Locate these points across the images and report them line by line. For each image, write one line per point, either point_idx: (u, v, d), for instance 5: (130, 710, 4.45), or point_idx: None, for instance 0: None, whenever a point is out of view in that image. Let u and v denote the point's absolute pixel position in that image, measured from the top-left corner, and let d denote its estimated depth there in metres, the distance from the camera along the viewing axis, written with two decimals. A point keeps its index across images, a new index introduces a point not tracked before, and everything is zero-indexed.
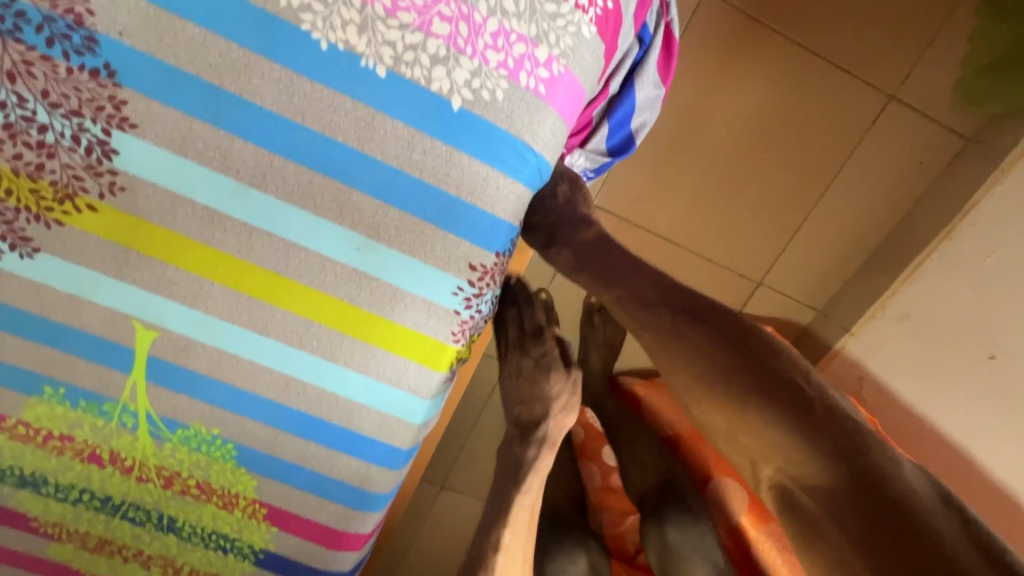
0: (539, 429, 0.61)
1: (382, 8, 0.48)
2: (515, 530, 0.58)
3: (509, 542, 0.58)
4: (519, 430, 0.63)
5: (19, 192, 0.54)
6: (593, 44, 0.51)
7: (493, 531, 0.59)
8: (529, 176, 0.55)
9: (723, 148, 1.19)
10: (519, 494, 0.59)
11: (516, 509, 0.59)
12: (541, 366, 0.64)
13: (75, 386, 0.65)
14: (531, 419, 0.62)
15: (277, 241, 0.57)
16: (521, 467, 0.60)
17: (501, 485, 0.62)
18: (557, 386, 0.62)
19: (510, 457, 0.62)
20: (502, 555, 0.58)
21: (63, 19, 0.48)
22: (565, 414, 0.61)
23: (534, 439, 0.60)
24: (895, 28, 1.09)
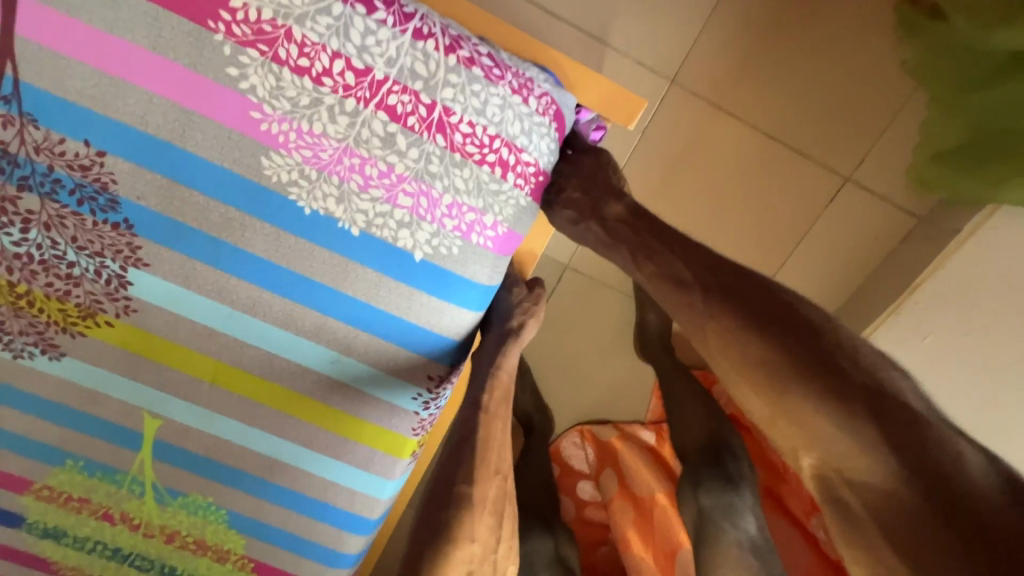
0: (508, 320, 0.69)
1: (357, 185, 0.57)
2: (495, 389, 0.65)
3: (490, 405, 0.64)
4: (497, 325, 0.70)
5: (49, 310, 0.65)
6: (530, 209, 0.62)
7: (473, 402, 0.64)
8: (480, 306, 0.66)
9: (691, 219, 1.27)
10: (493, 366, 0.66)
11: (494, 376, 0.65)
12: (511, 284, 0.74)
13: (93, 459, 0.76)
14: (502, 316, 0.70)
15: (265, 353, 0.67)
16: (496, 347, 0.67)
17: (478, 362, 0.68)
18: (522, 293, 0.72)
19: (495, 340, 0.68)
20: (484, 416, 0.64)
21: (91, 185, 0.58)
22: (529, 315, 0.69)
23: (509, 328, 0.68)
24: (848, 119, 1.17)
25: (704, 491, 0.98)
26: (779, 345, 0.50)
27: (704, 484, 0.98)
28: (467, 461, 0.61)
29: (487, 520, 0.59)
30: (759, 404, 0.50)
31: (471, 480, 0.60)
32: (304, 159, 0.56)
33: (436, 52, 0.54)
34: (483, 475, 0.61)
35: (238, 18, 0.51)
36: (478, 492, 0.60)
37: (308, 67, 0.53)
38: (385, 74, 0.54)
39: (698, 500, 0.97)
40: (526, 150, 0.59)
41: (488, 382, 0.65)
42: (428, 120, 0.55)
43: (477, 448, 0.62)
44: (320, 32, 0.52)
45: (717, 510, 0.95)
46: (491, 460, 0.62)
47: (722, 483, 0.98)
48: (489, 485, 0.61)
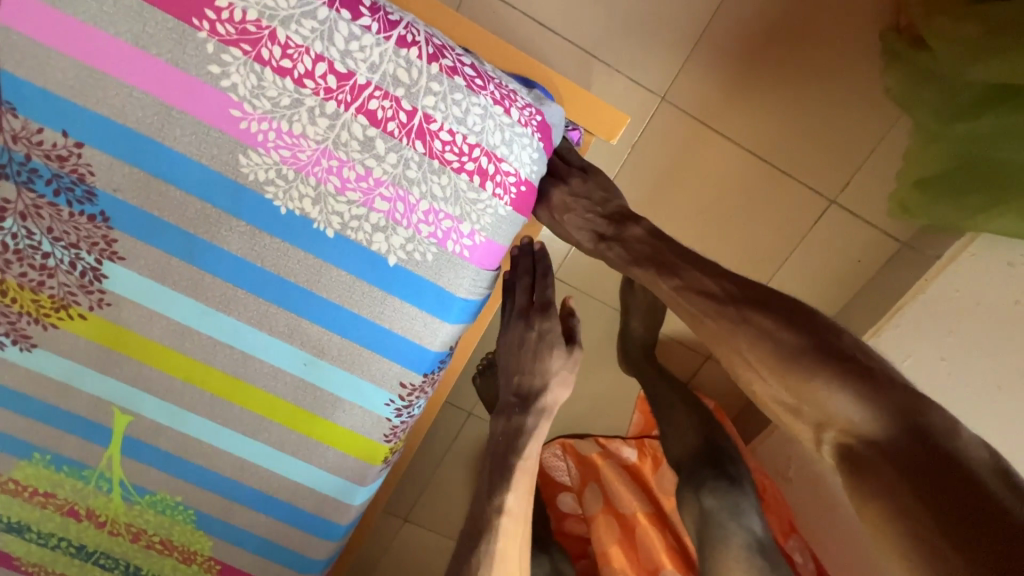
0: (540, 399, 0.68)
1: (334, 187, 0.58)
2: (519, 489, 0.69)
3: (514, 504, 0.69)
4: (523, 399, 0.69)
5: (22, 300, 0.64)
6: (509, 218, 0.62)
7: (497, 498, 0.69)
8: (455, 314, 0.66)
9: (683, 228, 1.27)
10: (524, 455, 0.68)
11: (519, 469, 0.68)
12: (545, 342, 0.68)
13: (60, 454, 0.75)
14: (534, 388, 0.69)
15: (237, 352, 0.67)
16: (523, 431, 0.69)
17: (505, 441, 0.70)
18: (558, 360, 0.68)
19: (514, 430, 0.69)
20: (506, 517, 0.68)
21: (68, 176, 0.58)
22: (562, 387, 0.68)
23: (536, 408, 0.68)
24: (834, 144, 1.18)
25: (706, 491, 1.02)
26: (810, 349, 0.49)
27: (706, 486, 1.02)
28: (485, 563, 0.68)
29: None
30: (797, 409, 0.49)
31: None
32: (282, 159, 0.57)
33: (420, 60, 0.55)
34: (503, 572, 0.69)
35: (223, 17, 0.52)
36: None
37: (290, 68, 0.53)
38: (368, 79, 0.54)
39: (701, 502, 1.01)
40: (507, 160, 0.59)
41: (513, 475, 0.68)
42: (408, 127, 0.56)
43: (498, 552, 0.68)
44: (304, 35, 0.52)
45: (720, 510, 0.99)
46: (512, 556, 0.70)
47: (725, 483, 1.02)
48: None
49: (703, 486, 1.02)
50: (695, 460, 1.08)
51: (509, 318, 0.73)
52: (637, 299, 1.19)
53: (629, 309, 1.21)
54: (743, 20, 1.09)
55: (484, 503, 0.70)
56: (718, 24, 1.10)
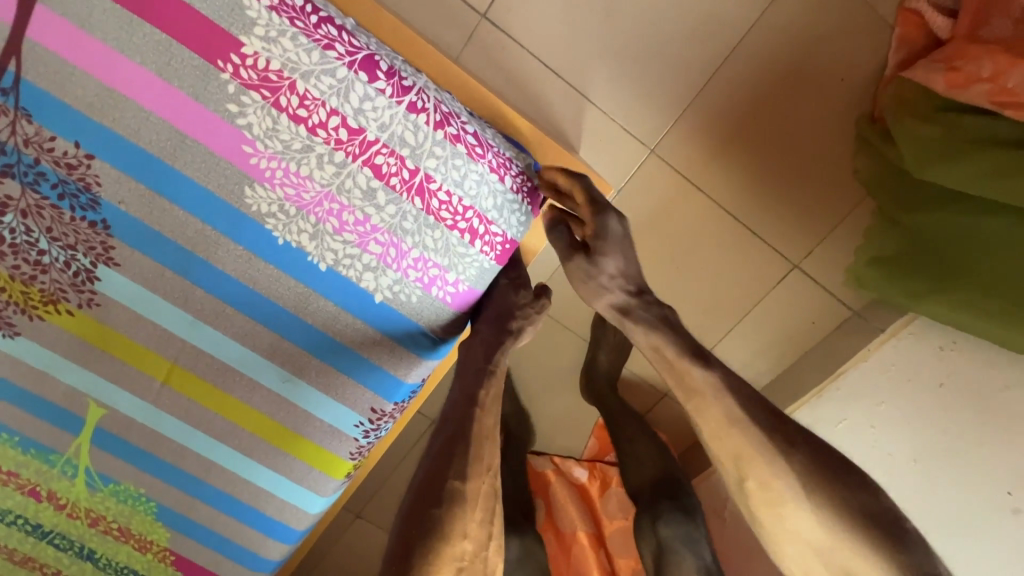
0: (510, 323, 0.65)
1: (332, 227, 0.62)
2: (493, 388, 0.64)
3: (486, 401, 0.64)
4: (495, 322, 0.66)
5: (11, 291, 0.66)
6: (492, 272, 0.67)
7: (470, 391, 0.64)
8: (430, 350, 0.71)
9: (659, 266, 1.33)
10: (492, 364, 0.64)
11: (490, 373, 0.64)
12: (513, 283, 0.68)
13: (28, 437, 0.76)
14: (503, 317, 0.66)
15: (218, 362, 0.70)
16: (492, 347, 0.65)
17: (473, 353, 0.66)
18: (527, 298, 0.67)
19: (484, 344, 0.65)
20: (479, 411, 0.63)
21: (75, 183, 0.61)
22: (529, 321, 0.66)
23: (509, 330, 0.65)
24: (803, 212, 1.25)
25: (662, 521, 1.03)
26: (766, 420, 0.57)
27: (662, 516, 1.03)
28: (461, 457, 0.60)
29: (477, 512, 0.59)
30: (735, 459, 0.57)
31: (466, 476, 0.59)
32: (286, 196, 0.60)
33: (427, 126, 0.59)
34: (476, 470, 0.60)
35: (247, 64, 0.55)
36: (472, 488, 0.59)
37: (305, 117, 0.57)
38: (376, 137, 0.58)
39: (657, 532, 1.02)
40: (497, 223, 0.64)
41: (485, 379, 0.64)
42: (408, 183, 0.60)
43: (474, 436, 0.62)
44: (322, 89, 0.56)
45: (675, 539, 1.01)
46: (486, 456, 0.62)
47: (680, 513, 1.03)
48: (483, 482, 0.60)
49: (659, 516, 1.03)
50: (653, 487, 1.09)
51: None
52: (609, 335, 1.24)
53: (598, 343, 1.26)
54: (737, 88, 1.16)
55: (461, 402, 0.64)
56: (713, 88, 1.16)
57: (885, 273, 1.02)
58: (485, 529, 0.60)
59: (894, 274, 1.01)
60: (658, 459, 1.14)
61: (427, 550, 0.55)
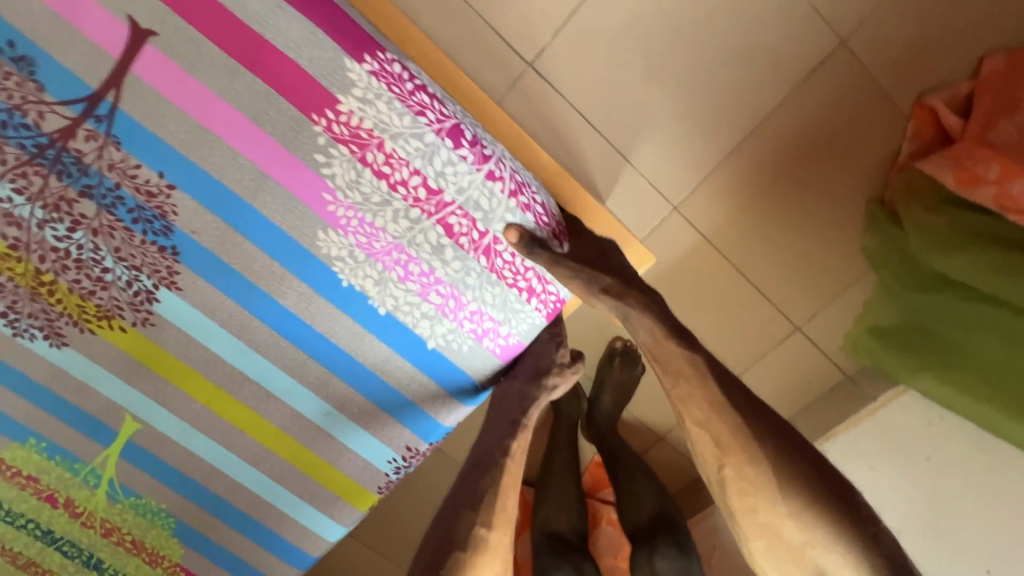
0: (546, 378, 0.68)
1: (397, 276, 0.65)
2: (523, 439, 0.67)
3: (516, 453, 0.67)
4: (531, 375, 0.69)
5: (68, 303, 0.68)
6: (541, 327, 0.71)
7: (502, 440, 0.67)
8: (471, 395, 0.74)
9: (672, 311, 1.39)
10: (525, 416, 0.67)
11: (522, 425, 0.67)
12: (553, 340, 0.70)
13: (56, 444, 0.77)
14: (540, 371, 0.69)
15: (263, 390, 0.72)
16: (526, 400, 0.68)
17: (508, 402, 0.69)
18: (565, 356, 0.69)
19: (519, 396, 0.68)
20: (509, 462, 0.66)
21: (152, 210, 0.63)
22: (564, 379, 0.68)
23: (543, 384, 0.68)
24: (810, 277, 1.30)
25: (659, 555, 1.00)
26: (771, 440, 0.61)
27: (660, 550, 1.00)
28: (487, 507, 0.63)
29: (497, 562, 0.62)
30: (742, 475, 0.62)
31: (490, 525, 0.62)
32: (357, 243, 0.63)
33: (502, 193, 0.63)
34: (500, 520, 0.63)
35: (341, 120, 0.58)
36: (495, 538, 0.62)
37: (388, 173, 0.60)
38: (453, 199, 0.62)
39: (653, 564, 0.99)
40: (552, 283, 0.68)
41: (517, 430, 0.67)
42: (477, 243, 0.64)
43: (502, 485, 0.64)
44: (408, 151, 0.59)
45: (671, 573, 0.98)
46: (510, 507, 0.64)
47: (678, 549, 1.00)
48: (504, 531, 0.63)
49: (656, 548, 1.00)
50: (651, 523, 1.05)
51: None
52: (614, 374, 1.24)
53: (603, 382, 1.26)
54: (758, 158, 1.21)
55: (492, 449, 0.67)
56: (735, 158, 1.22)
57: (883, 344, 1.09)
58: None
59: (894, 347, 1.07)
60: (657, 497, 1.09)
61: None
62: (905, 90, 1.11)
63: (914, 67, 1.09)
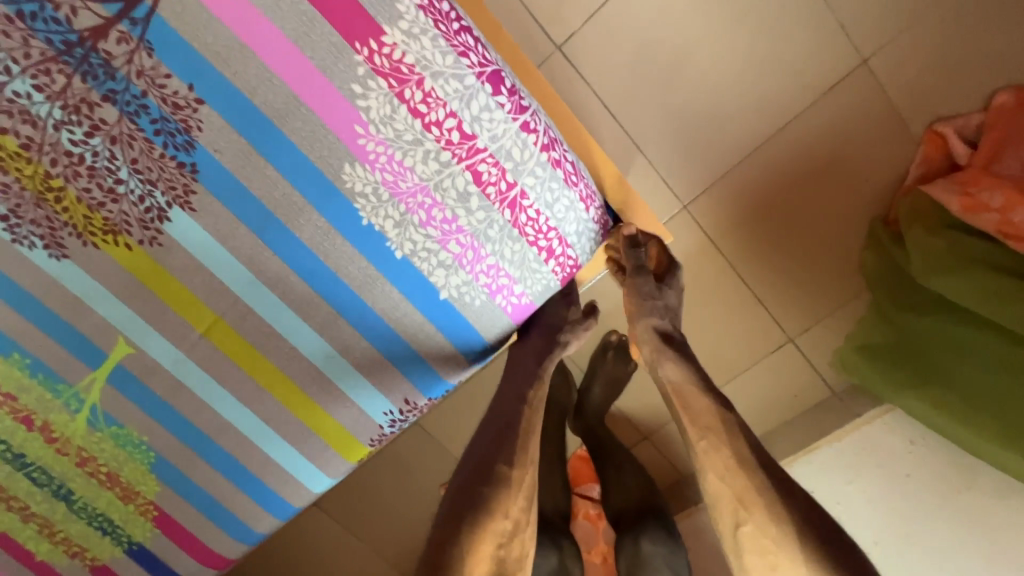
0: (561, 336, 0.71)
1: (419, 220, 0.64)
2: (539, 390, 0.70)
3: (534, 400, 0.69)
4: (546, 332, 0.72)
5: (74, 213, 0.66)
6: (555, 291, 0.70)
7: (521, 388, 0.69)
8: (476, 353, 0.73)
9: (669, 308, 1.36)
10: (542, 369, 0.70)
11: (540, 377, 0.70)
12: (566, 298, 0.74)
13: (40, 362, 0.73)
14: (554, 328, 0.72)
15: (265, 325, 0.70)
16: (543, 354, 0.71)
17: (524, 357, 0.71)
18: (577, 316, 0.73)
19: (536, 351, 0.71)
20: (528, 408, 0.68)
21: (176, 122, 0.61)
22: (579, 336, 0.72)
23: (559, 341, 0.71)
24: (808, 288, 1.28)
25: (646, 538, 1.00)
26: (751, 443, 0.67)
27: (647, 533, 1.00)
28: (511, 444, 0.65)
29: (520, 498, 0.63)
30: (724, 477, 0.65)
31: (512, 463, 0.64)
32: (382, 180, 0.62)
33: (534, 145, 0.63)
34: (521, 461, 0.65)
35: (383, 51, 0.57)
36: (517, 474, 0.63)
37: (423, 112, 0.59)
38: (485, 146, 0.61)
39: (640, 548, 0.99)
40: (573, 247, 0.68)
41: (535, 381, 0.70)
42: (504, 195, 0.63)
43: (524, 428, 0.67)
44: (447, 91, 0.59)
45: (657, 556, 0.98)
46: (531, 450, 0.66)
47: (665, 533, 1.01)
48: (525, 472, 0.64)
49: (644, 532, 1.00)
50: (639, 508, 1.05)
51: None
52: (606, 367, 1.23)
53: (594, 374, 1.25)
54: (770, 165, 1.21)
55: (511, 398, 0.69)
56: (749, 164, 1.22)
57: (867, 359, 1.10)
58: (525, 515, 0.63)
59: (880, 362, 1.08)
60: (643, 490, 1.09)
61: (475, 520, 0.60)
62: (920, 115, 1.13)
63: (931, 92, 1.11)
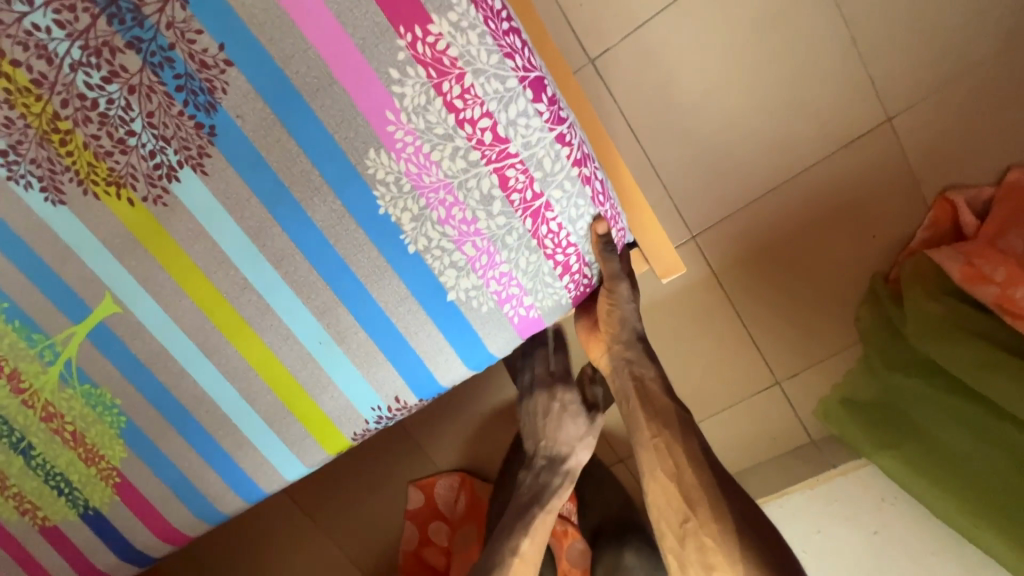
0: (566, 463, 0.84)
1: (437, 216, 0.62)
2: (535, 534, 0.81)
3: (525, 549, 0.80)
4: (550, 464, 0.85)
5: (79, 159, 0.63)
6: (565, 308, 0.69)
7: (513, 542, 0.80)
8: (475, 360, 0.71)
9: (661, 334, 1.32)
10: (542, 507, 0.82)
11: (539, 518, 0.82)
12: (566, 412, 0.85)
13: (19, 308, 0.70)
14: (559, 452, 0.85)
15: (261, 302, 0.67)
16: (547, 488, 0.83)
17: (530, 494, 0.84)
18: (579, 429, 0.84)
19: (537, 483, 0.85)
20: (518, 557, 0.79)
21: (200, 81, 0.59)
22: (584, 448, 0.84)
23: (562, 467, 0.84)
24: (803, 334, 1.26)
25: (630, 549, 1.06)
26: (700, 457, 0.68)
27: (631, 544, 1.06)
28: None
29: None
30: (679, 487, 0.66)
31: None
32: (406, 170, 0.60)
33: (566, 158, 0.61)
34: None
35: (426, 40, 0.56)
36: None
37: (459, 108, 0.58)
38: (517, 151, 0.60)
39: (623, 557, 1.05)
40: (590, 266, 0.67)
41: (531, 523, 0.81)
42: (527, 203, 0.61)
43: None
44: (486, 90, 0.57)
45: (639, 566, 1.04)
46: None
47: (648, 543, 1.07)
48: None
49: (628, 543, 1.06)
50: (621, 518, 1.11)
51: (531, 388, 0.89)
52: (594, 388, 1.17)
53: None
54: (784, 207, 1.20)
55: (503, 548, 0.80)
56: (765, 202, 1.20)
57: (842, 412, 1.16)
58: None
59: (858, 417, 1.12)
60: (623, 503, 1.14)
61: None
62: (934, 180, 1.14)
63: (948, 160, 1.12)
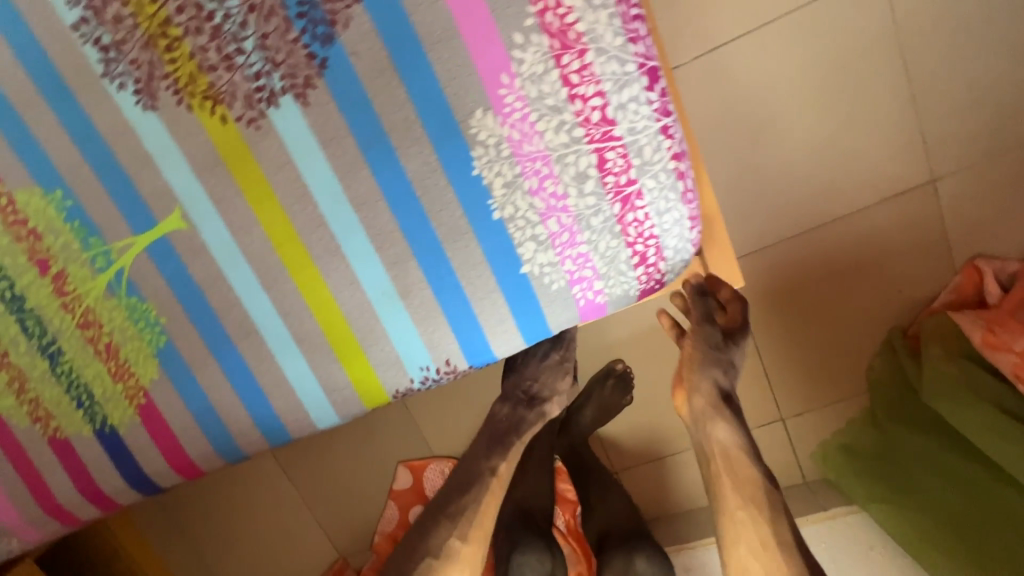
0: (544, 405, 0.83)
1: (529, 186, 0.62)
2: (511, 460, 0.79)
3: (501, 473, 0.78)
4: (527, 400, 0.83)
5: (183, 69, 0.62)
6: (630, 300, 0.69)
7: (493, 462, 0.78)
8: (531, 337, 0.71)
9: None
10: (519, 438, 0.80)
11: (515, 449, 0.80)
12: (563, 366, 0.85)
13: (80, 207, 0.68)
14: (540, 395, 0.84)
15: (332, 243, 0.67)
16: (523, 424, 0.82)
17: (505, 423, 0.82)
18: (564, 385, 0.84)
19: (516, 417, 0.82)
20: (495, 480, 0.77)
21: (325, 13, 0.59)
22: (559, 404, 0.84)
23: (540, 406, 0.83)
24: (814, 377, 1.26)
25: (640, 555, 0.99)
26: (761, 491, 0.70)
27: (641, 550, 1.00)
28: (466, 522, 0.74)
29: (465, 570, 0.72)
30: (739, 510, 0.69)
31: (465, 540, 0.73)
32: (508, 136, 0.61)
33: (666, 152, 0.62)
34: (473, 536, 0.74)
35: (557, 12, 0.57)
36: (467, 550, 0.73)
37: (574, 84, 0.59)
38: (621, 136, 0.61)
39: (633, 562, 0.99)
40: (666, 263, 0.67)
41: (508, 450, 0.79)
42: (620, 188, 0.62)
43: (481, 504, 0.76)
44: (604, 71, 0.58)
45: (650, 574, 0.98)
46: (486, 523, 0.75)
47: (661, 553, 1.01)
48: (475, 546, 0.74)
49: (638, 550, 1.00)
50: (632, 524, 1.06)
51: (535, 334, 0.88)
52: (603, 393, 1.16)
53: (589, 395, 1.18)
54: (825, 247, 1.20)
55: (483, 467, 0.78)
56: (807, 238, 1.20)
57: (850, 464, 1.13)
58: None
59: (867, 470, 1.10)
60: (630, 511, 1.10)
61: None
62: (966, 247, 1.17)
63: (982, 230, 1.16)
